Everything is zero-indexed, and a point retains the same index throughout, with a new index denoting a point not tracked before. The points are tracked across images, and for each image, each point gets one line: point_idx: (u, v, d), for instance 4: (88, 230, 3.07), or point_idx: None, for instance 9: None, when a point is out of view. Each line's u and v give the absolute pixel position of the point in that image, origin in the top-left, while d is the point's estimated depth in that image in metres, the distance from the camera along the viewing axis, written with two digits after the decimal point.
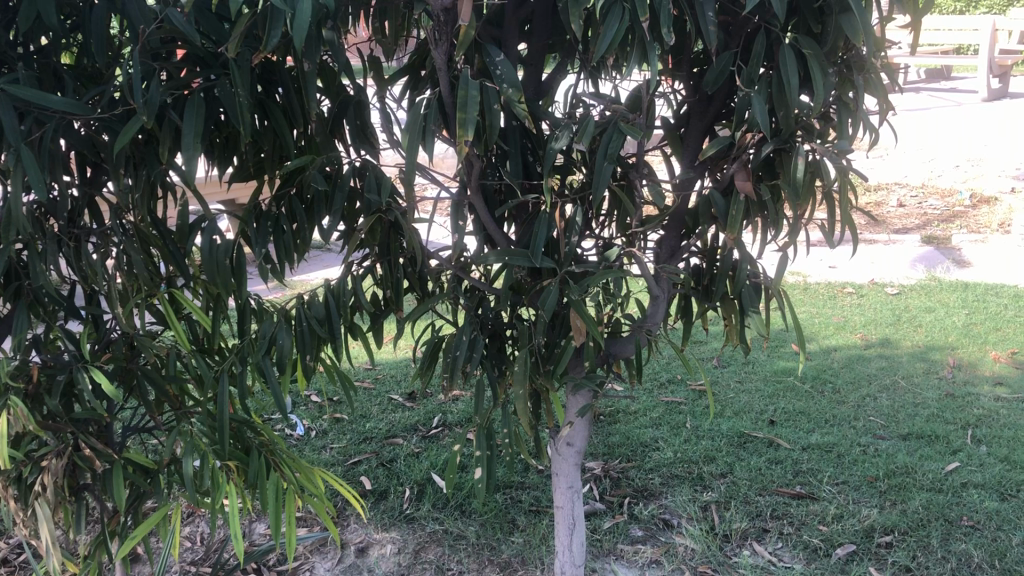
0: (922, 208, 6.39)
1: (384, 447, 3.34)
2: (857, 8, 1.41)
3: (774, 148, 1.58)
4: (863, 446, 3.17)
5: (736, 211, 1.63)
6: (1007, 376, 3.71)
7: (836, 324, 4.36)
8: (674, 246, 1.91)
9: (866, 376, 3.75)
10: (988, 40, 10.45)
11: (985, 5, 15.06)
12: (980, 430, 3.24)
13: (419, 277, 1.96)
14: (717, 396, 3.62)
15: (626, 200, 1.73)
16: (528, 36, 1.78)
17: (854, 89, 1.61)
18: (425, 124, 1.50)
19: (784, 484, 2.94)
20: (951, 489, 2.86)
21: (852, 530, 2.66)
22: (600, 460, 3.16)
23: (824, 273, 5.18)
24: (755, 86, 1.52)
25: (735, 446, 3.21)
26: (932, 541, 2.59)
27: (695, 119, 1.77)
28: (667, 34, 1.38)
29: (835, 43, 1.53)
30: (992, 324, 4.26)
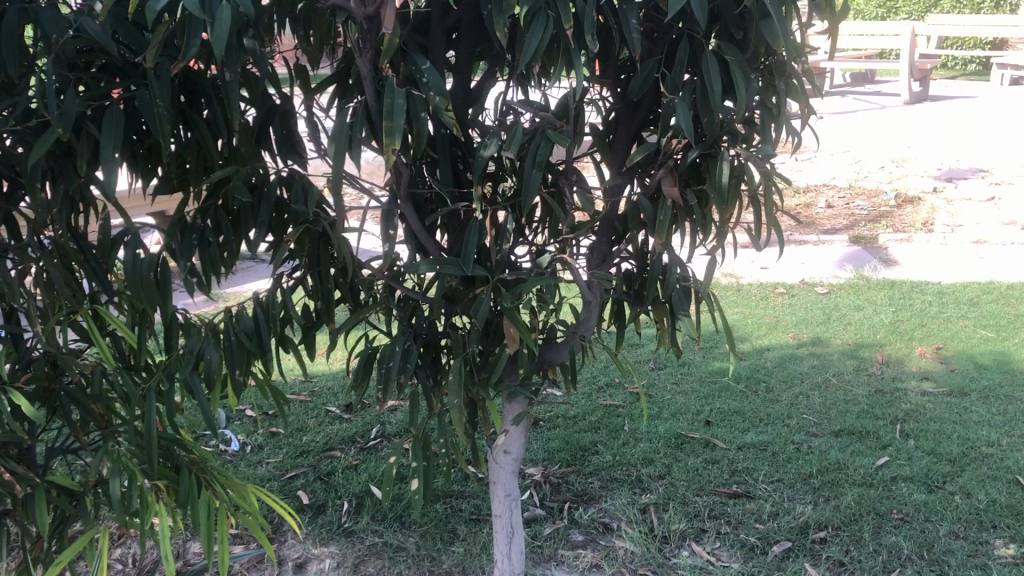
0: (850, 208, 6.55)
1: (321, 460, 3.30)
2: (776, 15, 1.44)
3: (698, 153, 1.61)
4: (797, 444, 3.22)
5: (664, 216, 1.64)
6: (933, 370, 3.82)
7: (768, 324, 4.44)
8: (606, 253, 1.92)
9: (798, 374, 3.82)
10: (908, 44, 10.77)
11: (905, 11, 15.55)
12: (908, 424, 3.33)
13: (351, 288, 1.92)
14: (654, 398, 3.65)
15: (556, 206, 1.74)
16: (455, 44, 1.77)
17: (777, 93, 1.64)
18: (352, 133, 1.48)
19: (720, 484, 2.98)
20: (881, 483, 2.93)
21: (788, 527, 2.71)
22: (540, 466, 3.16)
23: (756, 273, 5.27)
24: (680, 92, 1.54)
25: (672, 448, 3.24)
26: (864, 534, 2.65)
27: (623, 126, 1.79)
28: (591, 42, 1.39)
29: (756, 49, 1.55)
30: (918, 320, 4.39)
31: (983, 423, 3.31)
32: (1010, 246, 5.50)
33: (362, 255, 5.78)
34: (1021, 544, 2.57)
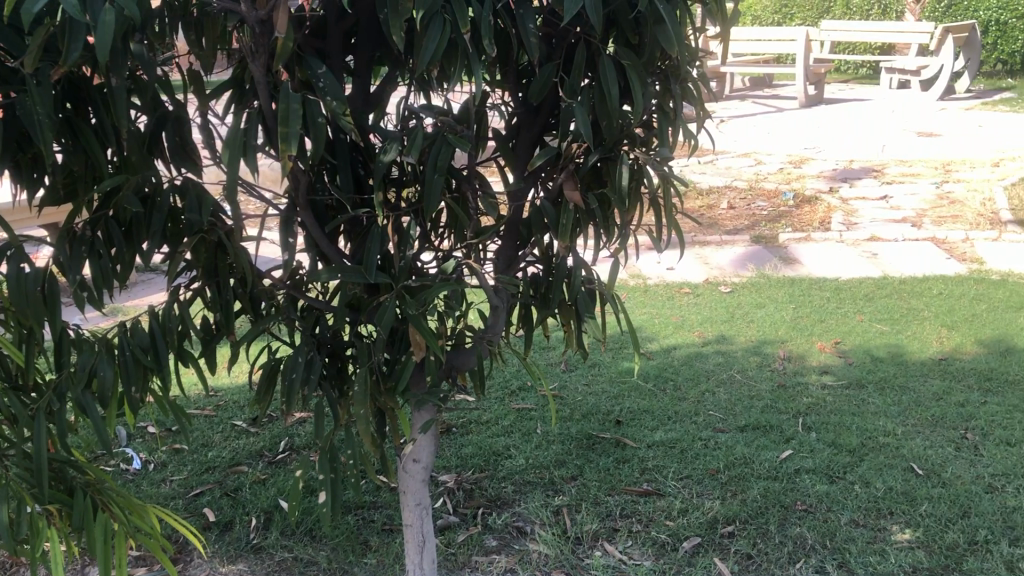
0: (750, 208, 6.72)
1: (228, 475, 3.21)
2: (669, 21, 1.46)
3: (597, 157, 1.63)
4: (704, 440, 3.29)
5: (567, 219, 1.65)
6: (832, 364, 3.95)
7: (675, 323, 4.51)
8: (511, 258, 1.91)
9: (704, 372, 3.90)
10: (803, 49, 11.14)
11: (799, 18, 16.13)
12: (809, 417, 3.43)
13: (251, 298, 1.87)
14: (565, 400, 3.67)
15: (459, 211, 1.73)
16: (353, 49, 1.75)
17: (673, 97, 1.67)
18: (247, 139, 1.44)
19: (631, 482, 3.01)
20: (786, 475, 3.01)
21: (697, 523, 2.75)
22: (453, 472, 3.14)
23: (661, 273, 5.36)
24: (578, 97, 1.55)
25: (584, 449, 3.26)
26: (770, 527, 2.72)
27: (525, 130, 1.79)
28: (488, 46, 1.40)
29: (651, 53, 1.58)
30: (817, 316, 4.53)
31: (880, 414, 3.44)
32: (902, 242, 5.74)
33: (260, 264, 5.64)
34: (916, 529, 2.67)
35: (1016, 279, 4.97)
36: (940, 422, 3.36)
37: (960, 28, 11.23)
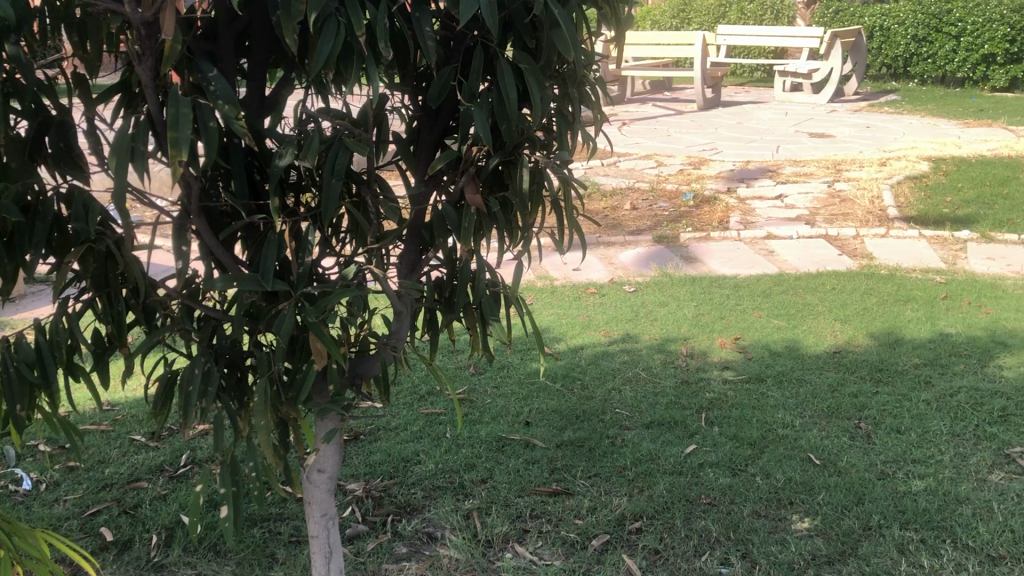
0: (653, 209, 6.84)
1: (126, 492, 3.10)
2: (564, 25, 1.48)
3: (498, 159, 1.63)
4: (611, 438, 3.33)
5: (467, 222, 1.64)
6: (733, 360, 4.05)
7: (581, 323, 4.56)
8: (414, 263, 1.90)
9: (611, 370, 3.96)
10: (701, 53, 11.42)
11: (696, 22, 16.54)
12: (712, 412, 3.52)
13: (145, 309, 1.80)
14: (473, 403, 3.67)
15: (359, 216, 1.70)
16: (247, 52, 1.71)
17: (572, 101, 1.70)
18: (134, 145, 1.39)
19: (541, 483, 3.03)
20: (690, 470, 3.08)
21: (605, 521, 2.79)
22: (361, 481, 3.10)
23: (567, 273, 5.41)
24: (477, 100, 1.55)
25: (493, 451, 3.27)
26: (676, 521, 2.77)
27: (425, 134, 1.78)
28: (384, 49, 1.39)
29: (549, 57, 1.60)
30: (717, 313, 4.64)
31: (778, 407, 3.54)
32: (796, 240, 5.94)
33: (154, 272, 5.46)
34: (815, 518, 2.77)
35: (903, 273, 5.20)
36: (835, 413, 3.48)
37: (846, 33, 11.92)
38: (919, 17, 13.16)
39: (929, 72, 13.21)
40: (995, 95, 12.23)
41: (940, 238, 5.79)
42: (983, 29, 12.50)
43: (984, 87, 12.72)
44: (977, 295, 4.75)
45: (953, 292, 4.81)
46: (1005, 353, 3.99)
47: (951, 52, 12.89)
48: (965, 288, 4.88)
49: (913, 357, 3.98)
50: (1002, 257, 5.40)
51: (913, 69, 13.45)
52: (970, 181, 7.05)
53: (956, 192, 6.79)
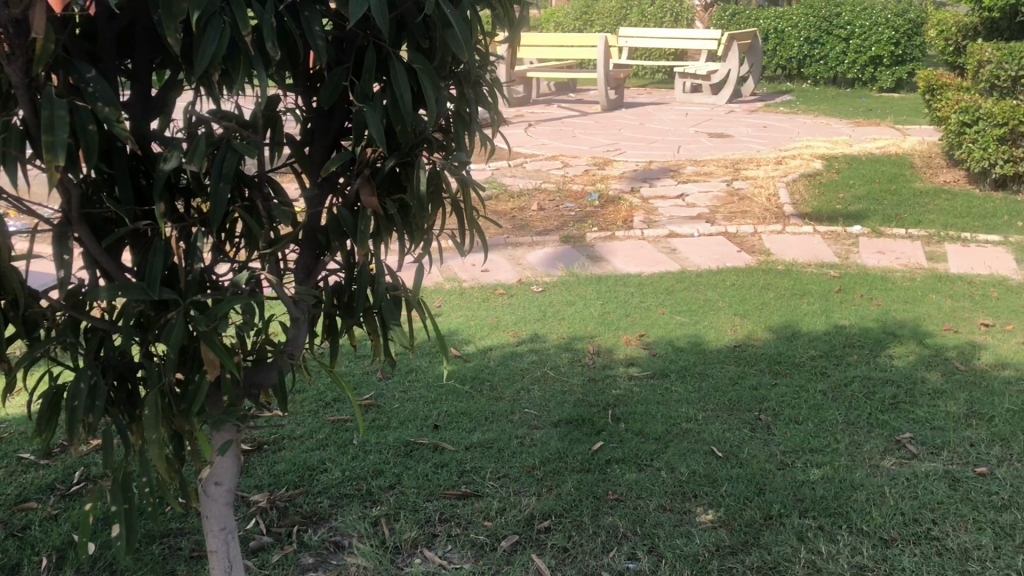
0: (559, 210, 6.89)
1: (14, 514, 2.95)
2: (455, 26, 1.47)
3: (393, 161, 1.61)
4: (520, 438, 3.34)
5: (364, 225, 1.62)
6: (638, 357, 4.11)
7: (489, 324, 4.56)
8: (310, 268, 1.85)
9: (519, 371, 3.96)
10: (603, 54, 11.57)
11: (599, 25, 16.77)
12: (618, 409, 3.56)
13: (25, 320, 1.72)
14: (380, 408, 3.62)
15: (250, 221, 1.66)
16: (129, 52, 1.64)
17: (468, 102, 1.69)
18: (5, 150, 1.32)
19: (450, 486, 3.01)
20: (597, 467, 3.11)
21: (514, 521, 2.79)
22: (265, 491, 3.02)
23: (475, 274, 5.41)
24: (369, 101, 1.53)
25: (401, 457, 3.23)
26: (583, 519, 2.79)
27: (319, 136, 1.75)
28: (271, 49, 1.36)
29: (443, 58, 1.59)
30: (622, 311, 4.70)
31: (682, 401, 3.61)
32: (697, 237, 6.07)
33: (36, 282, 5.21)
34: (718, 509, 2.83)
35: (799, 268, 5.36)
36: (736, 406, 3.56)
37: (742, 36, 12.26)
38: (810, 20, 13.62)
39: (821, 73, 13.69)
40: (882, 95, 12.76)
41: (833, 234, 6.00)
42: (870, 32, 13.03)
43: (872, 87, 13.26)
44: (868, 288, 4.94)
45: (845, 285, 4.99)
46: (894, 343, 4.16)
47: (841, 54, 13.38)
48: (857, 281, 5.06)
49: (809, 349, 4.11)
50: (890, 251, 5.63)
51: (806, 71, 13.92)
52: (860, 178, 7.33)
53: (847, 189, 7.04)
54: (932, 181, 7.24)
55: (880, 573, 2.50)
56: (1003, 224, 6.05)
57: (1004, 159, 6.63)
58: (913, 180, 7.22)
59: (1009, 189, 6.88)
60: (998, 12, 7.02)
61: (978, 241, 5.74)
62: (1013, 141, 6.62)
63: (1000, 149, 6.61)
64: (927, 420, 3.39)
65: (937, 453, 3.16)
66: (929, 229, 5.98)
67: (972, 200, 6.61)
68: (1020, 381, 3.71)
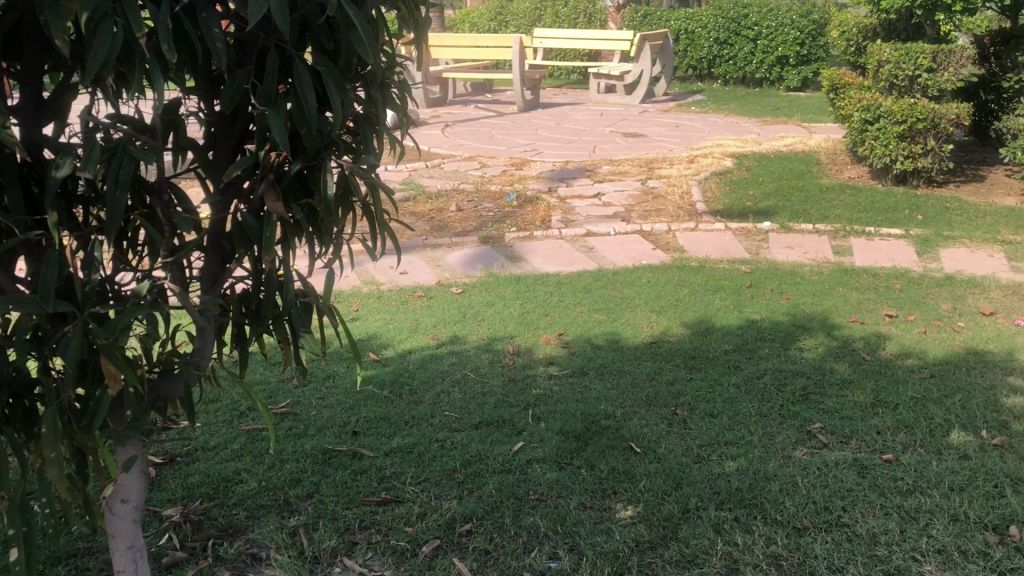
0: (477, 210, 6.88)
1: None
2: (360, 27, 1.45)
3: (299, 165, 1.58)
4: (440, 441, 3.32)
5: (269, 232, 1.58)
6: (557, 356, 4.13)
7: (408, 327, 4.52)
8: (216, 276, 1.81)
9: (438, 373, 3.94)
10: (519, 54, 11.60)
11: (514, 25, 16.81)
12: (538, 408, 3.57)
13: None
14: (297, 416, 3.56)
15: (150, 228, 1.61)
16: (16, 54, 1.58)
17: (375, 104, 1.67)
18: None
19: (369, 493, 2.98)
20: (518, 467, 3.11)
21: (435, 525, 2.78)
22: (178, 505, 2.93)
23: (393, 277, 5.36)
24: (272, 104, 1.50)
25: (320, 465, 3.18)
26: (505, 520, 2.79)
27: (222, 140, 1.71)
28: (166, 52, 1.32)
29: (349, 60, 1.57)
30: (541, 311, 4.72)
31: (601, 399, 3.64)
32: (614, 236, 6.14)
33: None
34: (637, 505, 2.86)
35: (712, 264, 5.47)
36: (654, 402, 3.61)
37: (654, 37, 12.45)
38: (719, 21, 13.91)
39: (730, 73, 14.01)
40: (788, 94, 13.12)
41: (745, 230, 6.14)
42: (776, 33, 13.39)
43: (779, 87, 13.62)
44: (778, 282, 5.07)
45: (757, 280, 5.11)
46: (805, 336, 4.27)
47: (749, 54, 13.71)
48: (768, 276, 5.19)
49: (723, 344, 4.19)
50: (799, 246, 5.79)
51: (716, 71, 14.21)
52: (769, 175, 7.51)
53: (757, 186, 7.21)
54: (837, 177, 7.47)
55: (794, 561, 2.56)
56: (905, 217, 6.28)
57: (904, 155, 6.88)
58: (820, 177, 7.43)
59: (909, 184, 7.15)
60: (896, 14, 7.27)
61: (881, 235, 5.94)
62: (912, 138, 6.87)
63: (900, 146, 6.85)
64: (836, 410, 3.49)
65: (846, 441, 3.25)
66: (835, 224, 6.16)
67: (875, 195, 6.83)
68: (922, 369, 3.86)
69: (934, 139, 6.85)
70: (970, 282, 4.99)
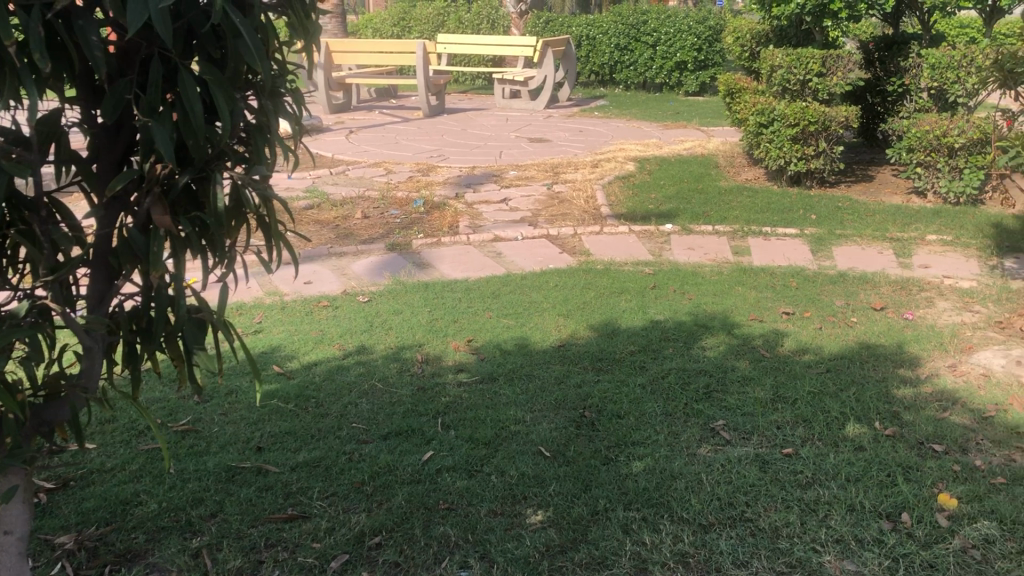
0: (383, 217, 6.82)
1: None
2: (247, 35, 1.42)
3: (187, 177, 1.54)
4: (348, 454, 3.26)
5: (157, 246, 1.53)
6: (466, 362, 4.12)
7: (314, 338, 4.44)
8: (103, 294, 1.75)
9: (346, 385, 3.88)
10: (422, 60, 11.55)
11: (417, 31, 16.76)
12: (447, 416, 3.55)
13: None
14: (199, 433, 3.45)
15: (29, 246, 1.54)
16: None
17: (267, 113, 1.64)
18: None
19: (275, 510, 2.91)
20: (428, 477, 3.09)
21: (344, 540, 2.73)
22: (73, 531, 2.81)
23: (298, 287, 5.26)
24: (156, 114, 1.45)
25: (223, 483, 3.09)
26: (415, 531, 2.76)
27: (105, 153, 1.65)
28: (40, 61, 1.27)
29: (237, 69, 1.53)
30: (449, 318, 4.70)
31: (510, 404, 3.64)
32: (521, 241, 6.16)
33: None
34: (547, 509, 2.87)
35: (617, 267, 5.55)
36: (562, 405, 3.64)
37: (557, 42, 12.57)
38: (619, 27, 14.15)
39: (631, 78, 14.26)
40: (687, 99, 13.43)
41: (648, 233, 6.25)
42: (675, 39, 13.68)
43: (678, 91, 13.94)
44: (681, 283, 5.17)
45: (660, 282, 5.21)
46: (707, 335, 4.36)
47: (649, 60, 13.98)
48: (671, 277, 5.29)
49: (628, 345, 4.25)
50: (700, 247, 5.92)
51: (617, 76, 14.45)
52: (670, 178, 7.67)
53: (659, 189, 7.35)
54: (735, 179, 7.67)
55: (700, 558, 2.61)
56: (800, 218, 6.48)
57: (798, 157, 7.12)
58: (718, 179, 7.63)
59: (803, 185, 7.40)
60: (786, 20, 7.51)
61: (777, 235, 6.13)
62: (805, 140, 7.11)
63: (794, 148, 7.08)
64: (738, 406, 3.57)
65: (748, 438, 3.34)
66: (734, 225, 6.33)
67: (772, 196, 7.05)
68: (818, 364, 3.99)
69: (825, 141, 7.10)
70: (861, 279, 5.18)
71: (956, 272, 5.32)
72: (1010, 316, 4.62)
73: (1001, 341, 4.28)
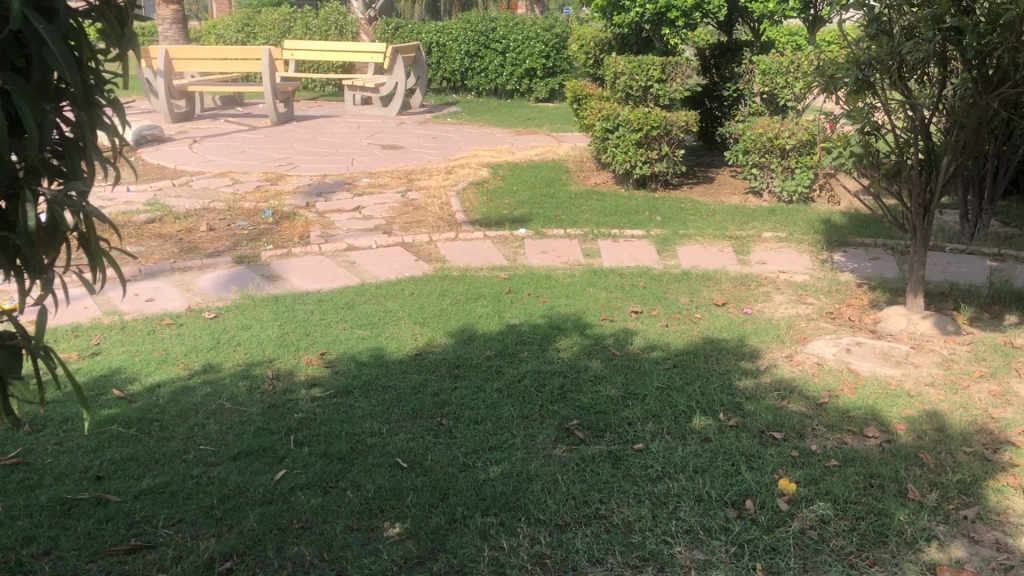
0: (230, 229, 6.59)
1: None
2: (52, 45, 1.35)
3: None
4: (195, 478, 3.13)
5: None
6: (319, 376, 4.03)
7: (156, 358, 4.24)
8: None
9: (192, 406, 3.72)
10: (269, 68, 11.27)
11: (262, 37, 16.32)
12: (300, 433, 3.46)
13: None
14: (30, 466, 3.23)
15: None
16: None
17: (82, 124, 1.55)
18: None
19: (117, 541, 2.76)
20: (281, 496, 3.00)
21: (192, 568, 2.62)
22: None
23: (139, 305, 5.02)
24: None
25: (57, 517, 2.90)
26: (268, 553, 2.68)
27: None
28: None
29: (47, 79, 1.45)
30: (301, 331, 4.59)
31: (366, 416, 3.58)
32: (374, 249, 6.09)
33: None
34: (404, 521, 2.84)
35: (472, 272, 5.56)
36: (418, 414, 3.61)
37: (406, 49, 12.48)
38: (468, 34, 14.24)
39: (483, 84, 14.36)
40: (538, 105, 13.64)
41: (502, 238, 6.30)
42: (523, 46, 13.87)
43: (529, 98, 14.14)
44: (534, 287, 5.24)
45: (514, 286, 5.26)
46: (560, 337, 4.43)
47: (499, 66, 14.11)
48: (525, 281, 5.35)
49: (484, 350, 4.26)
50: (552, 251, 6.01)
51: (469, 83, 14.52)
52: (522, 184, 7.76)
53: (511, 195, 7.42)
54: (584, 183, 7.84)
55: (557, 558, 2.64)
56: (647, 220, 6.69)
57: (642, 160, 7.36)
58: (569, 184, 7.78)
59: (648, 187, 7.64)
60: (627, 28, 7.75)
61: (625, 236, 6.30)
62: (649, 144, 7.35)
63: (638, 152, 7.32)
64: (591, 405, 3.64)
65: (601, 436, 3.41)
66: (585, 228, 6.46)
67: (620, 199, 7.24)
68: (666, 360, 4.11)
69: (667, 145, 7.37)
70: (704, 276, 5.39)
71: (791, 267, 5.61)
72: (840, 307, 4.91)
73: (832, 331, 4.55)
